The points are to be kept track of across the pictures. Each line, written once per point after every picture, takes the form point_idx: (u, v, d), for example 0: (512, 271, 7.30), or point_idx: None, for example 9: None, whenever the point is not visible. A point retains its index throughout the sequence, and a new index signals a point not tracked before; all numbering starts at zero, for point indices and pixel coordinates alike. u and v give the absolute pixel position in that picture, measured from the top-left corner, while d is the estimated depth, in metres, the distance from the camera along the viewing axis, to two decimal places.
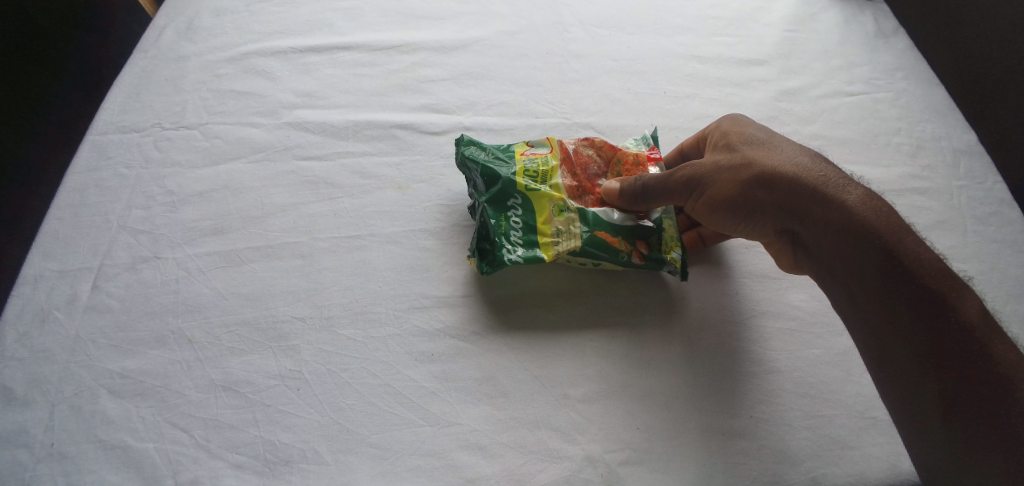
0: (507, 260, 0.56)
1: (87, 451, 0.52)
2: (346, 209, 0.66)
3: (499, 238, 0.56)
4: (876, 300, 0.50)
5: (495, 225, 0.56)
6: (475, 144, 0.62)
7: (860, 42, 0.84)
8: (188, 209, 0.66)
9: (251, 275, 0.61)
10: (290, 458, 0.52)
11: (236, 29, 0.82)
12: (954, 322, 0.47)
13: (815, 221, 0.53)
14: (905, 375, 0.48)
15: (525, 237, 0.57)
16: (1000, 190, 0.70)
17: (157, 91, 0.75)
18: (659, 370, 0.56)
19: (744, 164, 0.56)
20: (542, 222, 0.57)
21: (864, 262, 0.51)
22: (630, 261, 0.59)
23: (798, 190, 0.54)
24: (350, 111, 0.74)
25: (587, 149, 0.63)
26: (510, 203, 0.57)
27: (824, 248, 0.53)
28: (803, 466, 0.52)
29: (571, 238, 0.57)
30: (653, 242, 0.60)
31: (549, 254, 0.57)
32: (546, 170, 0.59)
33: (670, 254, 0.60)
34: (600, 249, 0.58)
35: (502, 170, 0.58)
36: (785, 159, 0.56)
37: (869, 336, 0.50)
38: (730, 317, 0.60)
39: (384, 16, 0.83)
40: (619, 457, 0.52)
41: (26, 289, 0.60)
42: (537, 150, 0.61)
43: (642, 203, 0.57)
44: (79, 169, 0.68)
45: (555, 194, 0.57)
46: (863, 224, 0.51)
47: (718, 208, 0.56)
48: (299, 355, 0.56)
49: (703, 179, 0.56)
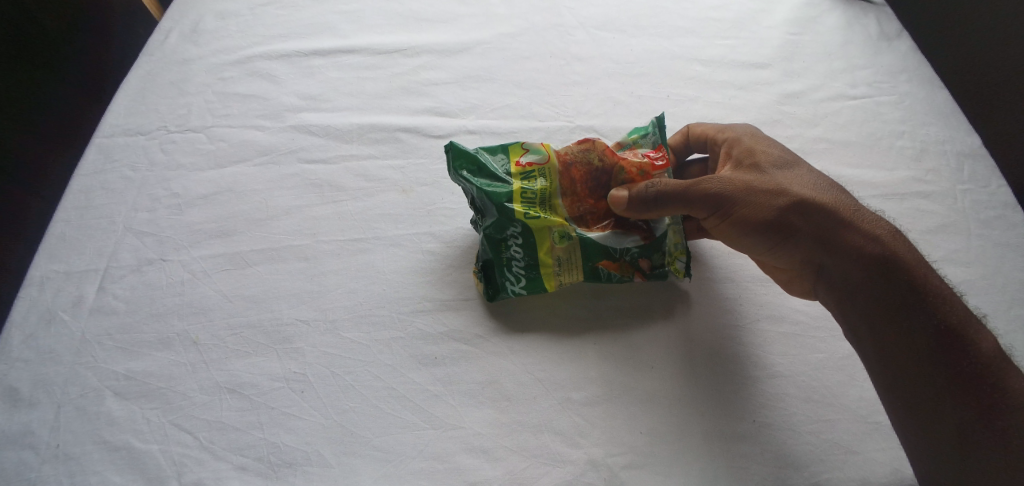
0: (509, 293, 0.58)
1: (92, 453, 0.53)
2: (349, 212, 0.66)
3: (501, 270, 0.58)
4: (898, 328, 0.50)
5: (497, 257, 0.57)
6: (469, 156, 0.57)
7: (864, 45, 0.84)
8: (193, 211, 0.66)
9: (255, 277, 0.62)
10: (294, 460, 0.52)
11: (240, 32, 0.82)
12: (973, 355, 0.47)
13: (840, 248, 0.53)
14: (921, 402, 0.48)
15: (526, 268, 0.58)
16: (1004, 193, 0.70)
17: (162, 94, 0.75)
18: (663, 374, 0.56)
19: (772, 185, 0.55)
20: (543, 253, 0.57)
21: (888, 290, 0.51)
22: (633, 280, 0.60)
23: (824, 217, 0.54)
24: (353, 113, 0.74)
25: (587, 156, 0.57)
26: (508, 232, 0.56)
27: (845, 274, 0.53)
28: (806, 470, 0.52)
29: (571, 267, 0.58)
30: (655, 257, 0.59)
31: (550, 286, 0.58)
32: (544, 191, 0.56)
33: (674, 264, 0.59)
34: (601, 276, 0.59)
35: (499, 197, 0.55)
36: (812, 186, 0.56)
37: (888, 361, 0.50)
38: (733, 320, 0.60)
39: (387, 19, 0.83)
40: (622, 461, 0.52)
41: (33, 291, 0.60)
42: (533, 165, 0.57)
43: (663, 213, 0.54)
44: (84, 171, 0.68)
45: (554, 223, 0.56)
46: (886, 256, 0.52)
47: (741, 226, 0.55)
48: (303, 358, 0.57)
49: (731, 197, 0.54)
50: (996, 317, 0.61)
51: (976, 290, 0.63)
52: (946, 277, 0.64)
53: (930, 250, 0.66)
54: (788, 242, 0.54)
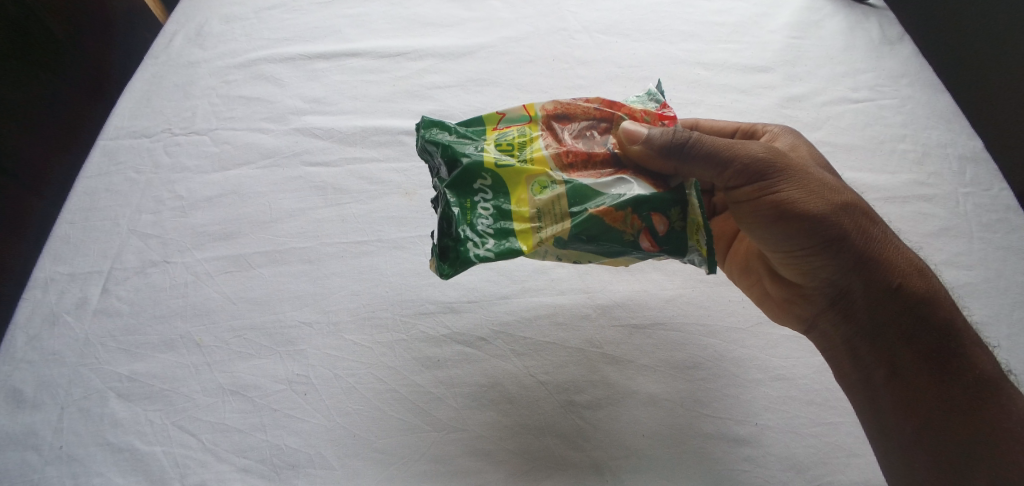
0: (474, 256, 0.42)
1: (96, 454, 0.53)
2: (353, 214, 0.66)
3: (462, 227, 0.43)
4: (927, 365, 0.47)
5: (459, 212, 0.44)
6: (438, 123, 0.50)
7: (866, 49, 0.84)
8: (198, 214, 0.67)
9: (261, 279, 0.62)
10: (297, 462, 0.52)
11: (246, 35, 0.83)
12: (1006, 426, 0.44)
13: (885, 274, 0.49)
14: (923, 445, 0.46)
15: (497, 225, 0.44)
16: (1006, 197, 0.70)
17: (168, 97, 0.76)
18: (664, 376, 0.56)
19: (825, 187, 0.50)
20: (519, 206, 0.45)
21: (929, 330, 0.48)
22: (639, 247, 0.46)
23: (874, 242, 0.50)
24: (356, 117, 0.74)
25: (581, 105, 0.52)
26: (477, 186, 0.46)
27: (880, 300, 0.49)
28: (809, 474, 0.52)
29: (558, 218, 0.45)
30: (673, 217, 0.46)
31: (529, 244, 0.44)
32: (522, 142, 0.49)
33: (695, 238, 0.46)
34: (601, 232, 0.44)
35: (468, 149, 0.47)
36: (869, 210, 0.51)
37: (905, 393, 0.47)
38: (738, 323, 0.60)
39: (392, 23, 0.84)
40: (624, 464, 0.52)
41: (37, 292, 0.61)
42: (512, 122, 0.51)
43: (683, 173, 0.48)
44: (90, 173, 0.69)
45: (533, 169, 0.46)
46: (933, 297, 0.48)
47: (771, 225, 0.50)
48: (306, 359, 0.57)
49: (785, 178, 0.49)
50: (999, 321, 0.61)
51: (978, 293, 0.63)
52: (948, 279, 0.64)
53: (932, 254, 0.66)
54: (824, 256, 0.50)
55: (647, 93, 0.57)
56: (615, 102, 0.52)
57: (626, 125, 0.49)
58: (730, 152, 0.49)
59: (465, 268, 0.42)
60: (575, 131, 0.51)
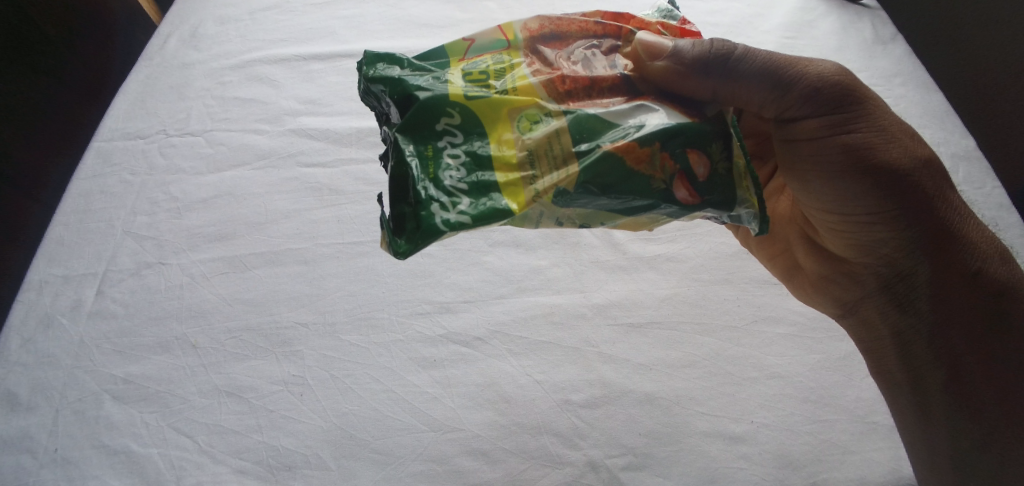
0: (443, 222, 0.35)
1: (91, 457, 0.53)
2: (349, 216, 0.66)
3: (426, 184, 0.37)
4: (991, 358, 0.47)
5: (420, 166, 0.38)
6: (386, 57, 0.43)
7: (858, 49, 0.84)
8: (192, 215, 0.66)
9: (255, 281, 0.62)
10: (294, 463, 0.52)
11: (240, 37, 0.82)
12: None
13: (964, 257, 0.48)
14: (972, 441, 0.47)
15: (472, 180, 0.38)
16: (997, 194, 0.71)
17: (161, 99, 0.76)
18: (659, 375, 0.56)
19: (915, 148, 0.48)
20: (497, 152, 0.39)
21: (1005, 323, 0.47)
22: (673, 196, 0.39)
23: (956, 221, 0.48)
24: (350, 117, 0.74)
25: (574, 20, 0.46)
26: (441, 128, 0.39)
27: (952, 285, 0.48)
28: (804, 471, 0.52)
29: (558, 163, 0.38)
30: (713, 155, 0.39)
31: (518, 201, 0.37)
32: (499, 71, 0.43)
33: (743, 185, 0.39)
34: (627, 177, 0.38)
35: (426, 82, 0.41)
36: (950, 180, 0.50)
37: (957, 387, 0.48)
38: (729, 322, 0.59)
39: (386, 24, 0.83)
40: (620, 462, 0.53)
41: (31, 295, 0.61)
42: (488, 49, 0.45)
43: (723, 93, 0.45)
44: (84, 176, 0.69)
45: (517, 100, 0.40)
46: (1014, 288, 0.47)
47: (843, 189, 0.48)
48: (302, 361, 0.57)
49: (875, 138, 0.47)
50: None
51: None
52: None
53: None
54: (889, 232, 0.49)
55: (658, 9, 0.52)
56: (620, 15, 0.47)
57: (642, 37, 0.44)
58: (800, 81, 0.46)
59: (430, 239, 0.35)
60: (570, 50, 0.45)
